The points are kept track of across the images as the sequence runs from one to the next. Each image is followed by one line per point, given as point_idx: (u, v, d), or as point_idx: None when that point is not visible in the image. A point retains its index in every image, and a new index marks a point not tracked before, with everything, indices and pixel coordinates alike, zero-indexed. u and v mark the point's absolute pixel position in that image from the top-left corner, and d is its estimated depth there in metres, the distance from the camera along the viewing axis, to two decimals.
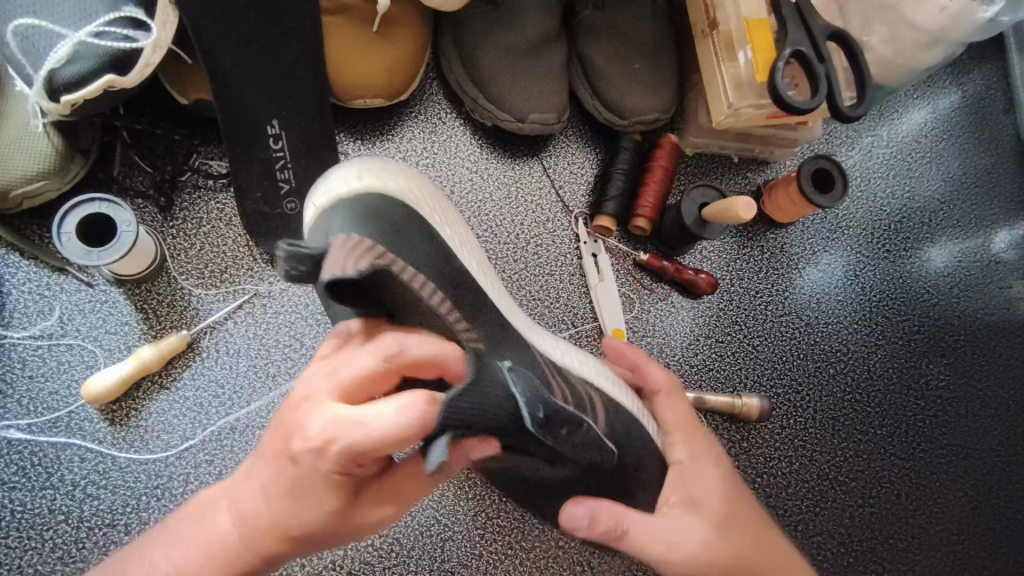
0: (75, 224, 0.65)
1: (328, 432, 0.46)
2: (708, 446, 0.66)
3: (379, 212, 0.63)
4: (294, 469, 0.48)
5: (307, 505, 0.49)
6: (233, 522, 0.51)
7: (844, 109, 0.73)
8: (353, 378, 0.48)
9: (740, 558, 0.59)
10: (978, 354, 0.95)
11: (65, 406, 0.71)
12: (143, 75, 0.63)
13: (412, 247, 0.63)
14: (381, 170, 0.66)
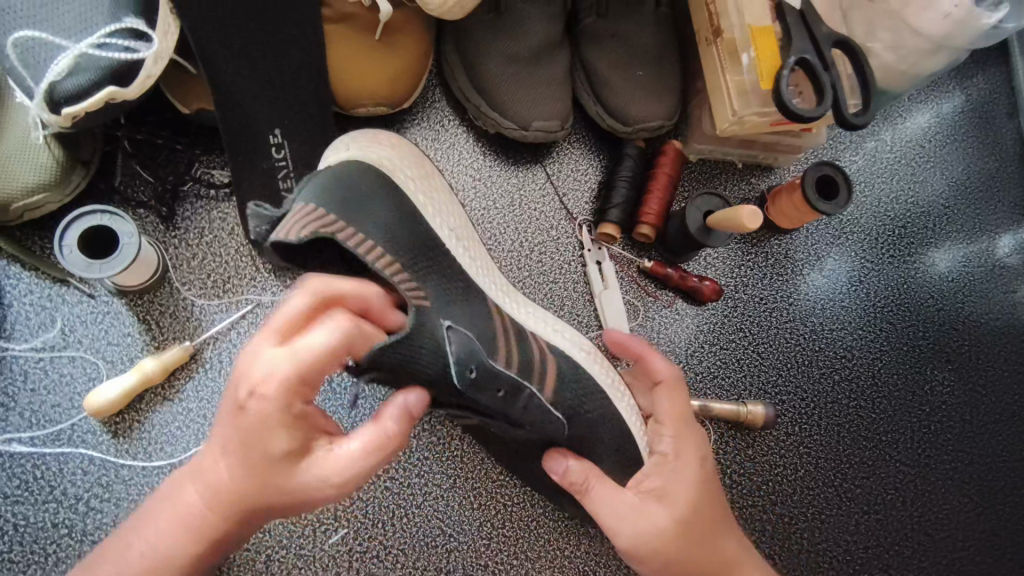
0: (77, 237, 0.64)
1: (275, 371, 0.47)
2: (698, 444, 0.69)
3: (342, 178, 0.60)
4: (241, 418, 0.49)
5: (258, 456, 0.49)
6: (200, 490, 0.53)
7: (848, 116, 0.72)
8: (286, 319, 0.49)
9: (694, 552, 0.63)
10: (982, 360, 0.95)
11: (67, 418, 0.70)
12: (144, 86, 0.62)
13: (373, 214, 0.59)
14: (368, 144, 0.66)
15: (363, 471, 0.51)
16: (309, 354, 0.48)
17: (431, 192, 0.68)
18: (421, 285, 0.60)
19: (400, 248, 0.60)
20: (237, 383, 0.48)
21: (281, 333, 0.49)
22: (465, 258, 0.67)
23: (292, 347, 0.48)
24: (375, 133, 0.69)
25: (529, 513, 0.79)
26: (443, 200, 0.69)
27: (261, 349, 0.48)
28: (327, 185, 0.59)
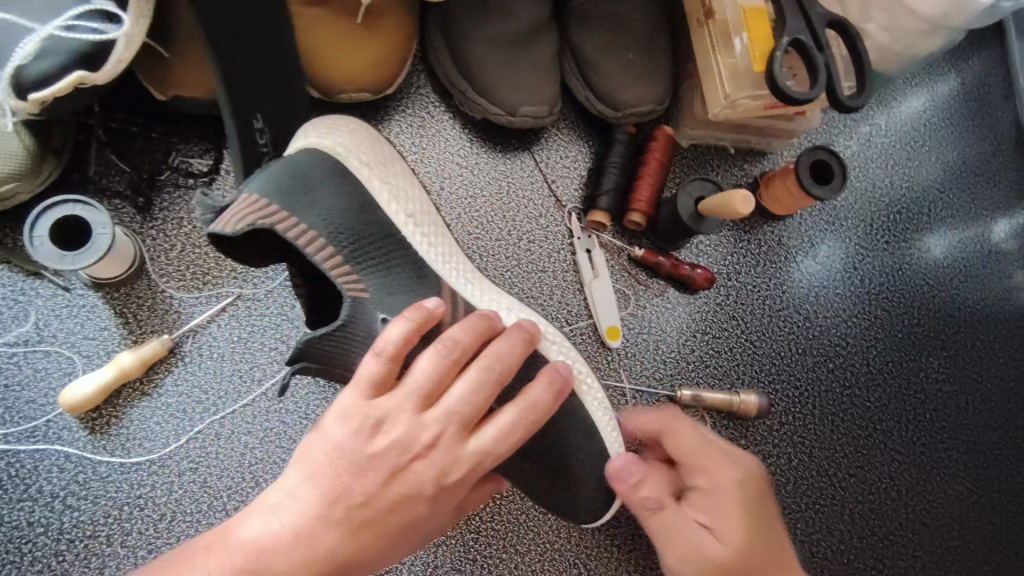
0: (48, 227, 0.62)
1: (524, 415, 0.56)
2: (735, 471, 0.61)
3: (294, 165, 0.60)
4: (424, 481, 0.53)
5: (416, 517, 0.53)
6: (293, 527, 0.50)
7: (842, 99, 0.71)
8: (441, 370, 0.54)
9: None
10: (978, 346, 0.94)
11: (42, 415, 0.68)
12: (116, 71, 0.60)
13: (318, 202, 0.59)
14: (326, 130, 0.66)
15: (519, 434, 0.55)
16: (549, 399, 0.57)
17: (388, 176, 0.66)
18: (360, 277, 0.59)
19: (341, 235, 0.59)
20: (453, 448, 0.54)
21: (495, 378, 0.56)
22: (422, 247, 0.65)
23: (537, 396, 0.57)
24: (337, 119, 0.68)
25: (518, 505, 0.78)
26: (401, 183, 0.67)
27: (401, 409, 0.53)
28: (276, 174, 0.59)
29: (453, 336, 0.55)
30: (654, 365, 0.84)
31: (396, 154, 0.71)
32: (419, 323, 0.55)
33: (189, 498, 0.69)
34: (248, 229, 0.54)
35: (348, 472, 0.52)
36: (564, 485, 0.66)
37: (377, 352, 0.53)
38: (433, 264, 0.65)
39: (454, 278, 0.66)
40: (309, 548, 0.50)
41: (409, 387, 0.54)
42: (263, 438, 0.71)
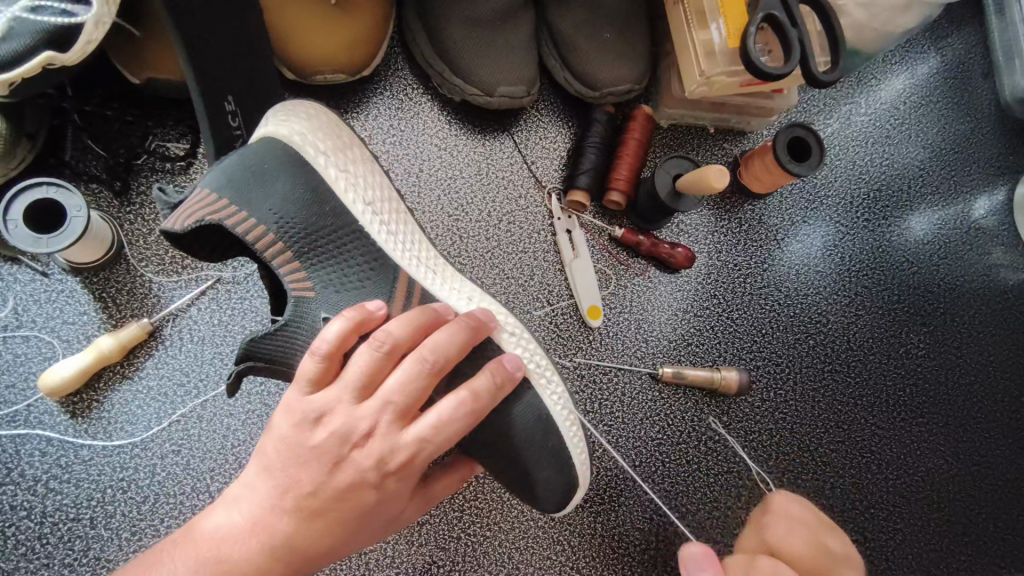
0: (23, 210, 0.62)
1: (462, 403, 0.55)
2: None
3: (249, 155, 0.61)
4: (365, 468, 0.53)
5: (366, 503, 0.54)
6: (251, 519, 0.53)
7: (818, 74, 0.70)
8: (376, 363, 0.55)
9: None
10: (958, 322, 0.95)
11: (23, 400, 0.69)
12: (82, 51, 0.60)
13: (270, 194, 0.60)
14: (286, 117, 0.65)
15: (457, 424, 0.55)
16: (491, 388, 0.58)
17: (346, 163, 0.65)
18: (308, 275, 0.61)
19: (291, 231, 0.60)
20: (391, 436, 0.54)
21: (431, 367, 0.56)
22: (381, 238, 0.65)
23: (475, 385, 0.57)
24: (297, 104, 0.67)
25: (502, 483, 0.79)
26: (360, 171, 0.66)
27: (339, 401, 0.54)
28: (226, 167, 0.60)
29: (387, 331, 0.55)
30: (635, 344, 0.85)
31: (359, 140, 0.69)
32: (357, 322, 0.56)
33: (173, 480, 0.69)
34: (197, 225, 0.56)
35: (294, 462, 0.53)
36: (544, 460, 0.66)
37: (314, 350, 0.55)
38: (391, 253, 0.65)
39: (416, 268, 0.66)
40: (265, 538, 0.52)
41: (345, 380, 0.54)
42: (245, 420, 0.71)
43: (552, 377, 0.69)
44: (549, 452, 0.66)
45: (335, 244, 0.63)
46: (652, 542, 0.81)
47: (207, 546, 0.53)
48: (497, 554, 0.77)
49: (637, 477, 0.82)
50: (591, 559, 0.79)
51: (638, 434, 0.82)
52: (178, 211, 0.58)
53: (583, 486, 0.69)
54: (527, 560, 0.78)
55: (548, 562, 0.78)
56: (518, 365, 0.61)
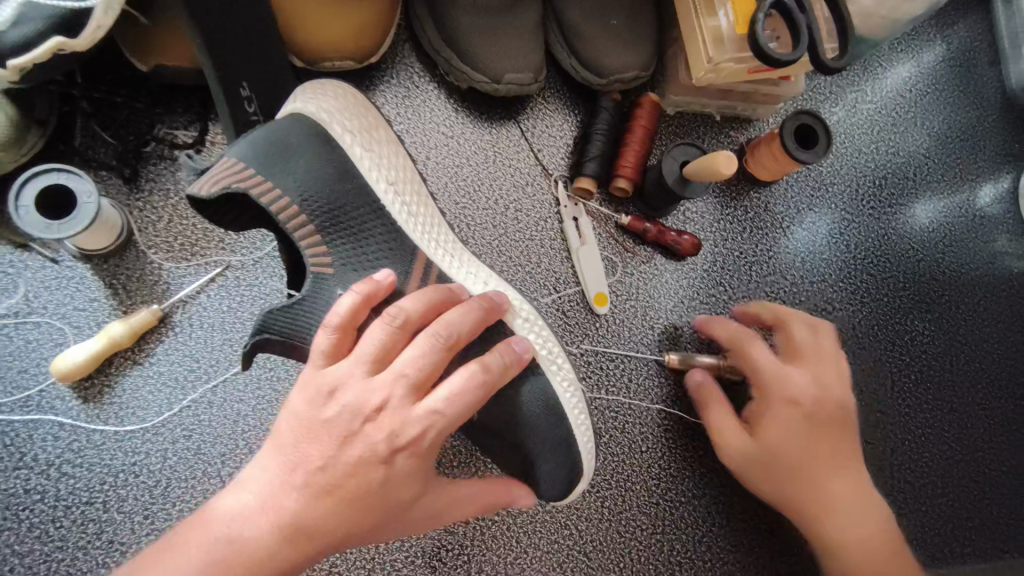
0: (34, 196, 0.62)
1: (474, 375, 0.56)
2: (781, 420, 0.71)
3: (272, 127, 0.62)
4: (375, 443, 0.53)
5: (375, 482, 0.53)
6: (264, 505, 0.52)
7: (827, 61, 0.70)
8: (390, 337, 0.55)
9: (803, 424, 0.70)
10: (962, 309, 0.95)
11: (35, 385, 0.69)
12: (94, 37, 0.59)
13: (294, 167, 0.61)
14: (315, 93, 0.66)
15: (468, 397, 0.55)
16: (501, 366, 0.58)
17: (371, 142, 0.66)
18: (327, 248, 0.62)
19: (317, 204, 0.61)
20: (404, 410, 0.54)
21: (444, 343, 0.56)
22: (401, 218, 0.65)
23: (486, 359, 0.58)
24: (327, 82, 0.69)
25: None
26: (384, 151, 0.67)
27: (352, 375, 0.54)
28: (252, 135, 0.61)
29: (400, 306, 0.56)
30: (641, 330, 0.85)
31: (383, 121, 0.70)
32: (366, 294, 0.57)
33: (184, 465, 0.70)
34: (222, 191, 0.58)
35: (307, 438, 0.54)
36: (553, 444, 0.66)
37: (327, 323, 0.56)
38: (410, 234, 0.65)
39: (434, 251, 0.67)
40: (278, 516, 0.51)
41: (358, 353, 0.55)
42: (256, 406, 0.72)
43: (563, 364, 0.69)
44: (556, 437, 0.66)
45: (345, 229, 0.63)
46: (659, 527, 0.81)
47: (217, 529, 0.51)
48: (506, 538, 0.78)
49: (643, 462, 0.82)
50: (598, 544, 0.80)
51: (645, 420, 0.83)
52: (208, 176, 0.59)
53: (587, 476, 0.69)
54: (535, 544, 0.78)
55: (555, 546, 0.79)
56: (527, 347, 0.62)
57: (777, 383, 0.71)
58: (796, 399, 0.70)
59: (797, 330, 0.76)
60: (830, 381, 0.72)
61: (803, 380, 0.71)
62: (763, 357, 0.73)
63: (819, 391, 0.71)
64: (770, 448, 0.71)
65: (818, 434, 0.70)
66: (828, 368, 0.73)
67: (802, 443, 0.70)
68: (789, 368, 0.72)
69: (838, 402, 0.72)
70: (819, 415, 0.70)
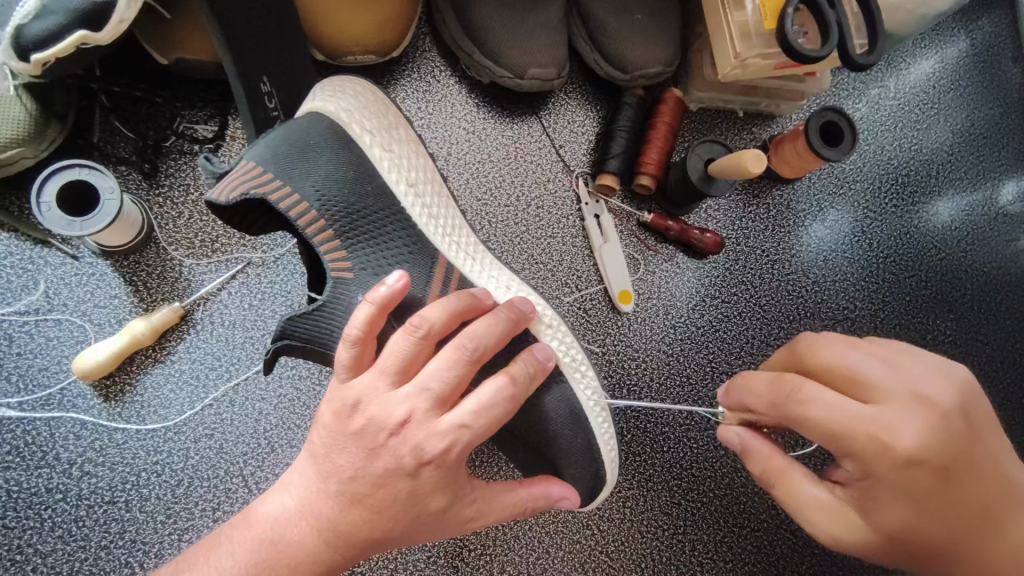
0: (55, 193, 0.61)
1: (501, 389, 0.55)
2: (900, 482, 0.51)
3: (294, 131, 0.61)
4: (402, 457, 0.53)
5: (404, 493, 0.53)
6: (304, 513, 0.55)
7: (855, 56, 0.69)
8: (414, 348, 0.54)
9: (928, 481, 0.51)
10: (983, 308, 0.94)
11: (56, 383, 0.69)
12: (117, 30, 0.58)
13: (314, 172, 0.60)
14: (333, 93, 0.65)
15: (494, 412, 0.54)
16: (527, 376, 0.57)
17: (391, 143, 0.65)
18: (349, 254, 0.61)
19: (335, 208, 0.60)
20: (428, 423, 0.53)
21: (471, 355, 0.55)
22: (422, 221, 0.64)
23: (513, 370, 0.56)
24: (345, 79, 0.67)
25: None
26: (405, 151, 0.66)
27: (377, 389, 0.54)
28: (272, 141, 0.60)
29: (424, 316, 0.55)
30: (662, 329, 0.84)
31: (403, 119, 0.69)
32: (382, 304, 0.54)
33: (206, 464, 0.70)
34: (241, 198, 0.56)
35: (338, 449, 0.55)
36: (579, 446, 0.66)
37: (347, 336, 0.54)
38: (431, 237, 0.64)
39: (455, 255, 0.66)
40: (316, 522, 0.54)
41: (380, 366, 0.54)
42: (278, 405, 0.71)
43: (586, 371, 0.68)
44: (580, 440, 0.66)
45: (369, 227, 0.62)
46: (680, 527, 0.81)
47: (264, 531, 0.55)
48: (527, 538, 0.78)
49: (664, 462, 0.82)
50: (619, 543, 0.79)
51: (666, 419, 0.82)
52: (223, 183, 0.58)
53: (609, 486, 0.69)
54: (556, 543, 0.78)
55: (576, 546, 0.79)
56: (552, 355, 0.60)
57: (877, 447, 0.50)
58: (907, 459, 0.50)
59: (856, 359, 0.53)
60: (933, 410, 0.51)
61: (906, 430, 0.50)
62: (848, 418, 0.51)
63: (926, 434, 0.50)
64: (901, 527, 0.51)
65: (949, 480, 0.51)
66: (925, 395, 0.51)
67: (931, 507, 0.51)
68: (880, 419, 0.50)
69: (954, 431, 0.51)
70: (944, 461, 0.51)
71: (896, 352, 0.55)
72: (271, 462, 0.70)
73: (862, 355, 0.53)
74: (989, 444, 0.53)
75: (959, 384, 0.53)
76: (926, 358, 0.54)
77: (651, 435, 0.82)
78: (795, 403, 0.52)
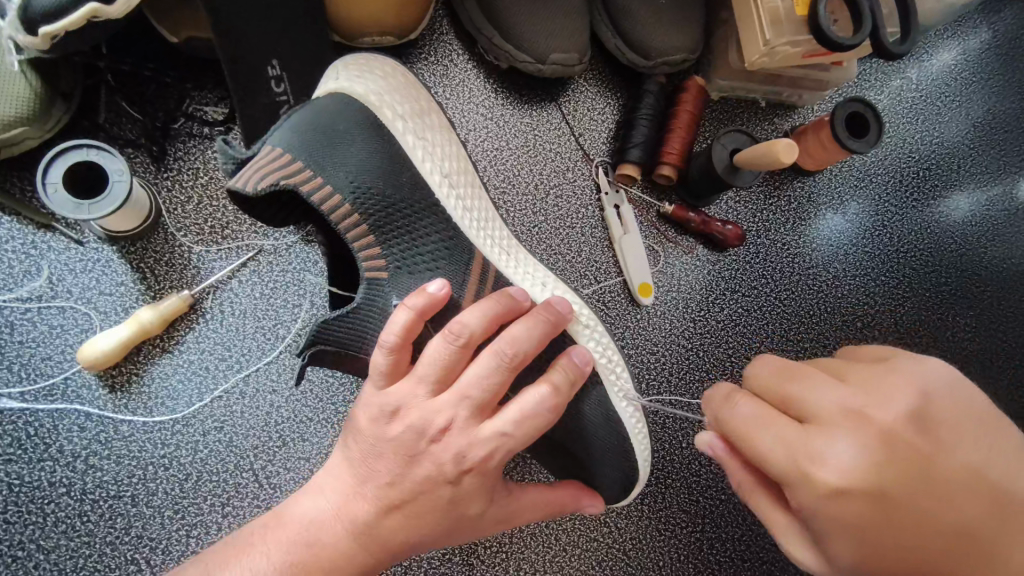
0: (61, 174, 0.59)
1: (544, 398, 0.53)
2: (834, 516, 0.44)
3: (318, 114, 0.59)
4: (443, 462, 0.52)
5: (441, 501, 0.53)
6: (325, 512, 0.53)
7: (889, 45, 0.67)
8: (450, 356, 0.53)
9: (872, 513, 0.44)
10: (1004, 306, 0.92)
11: (60, 372, 0.66)
12: (129, 5, 0.55)
13: (346, 160, 0.58)
14: (359, 73, 0.62)
15: (535, 422, 0.53)
16: (568, 382, 0.56)
17: (424, 130, 0.62)
18: (382, 251, 0.59)
19: (373, 198, 0.59)
20: (468, 431, 0.52)
21: (510, 361, 0.53)
22: (457, 214, 0.62)
23: (553, 379, 0.55)
24: (367, 58, 0.64)
25: None
26: (437, 139, 0.63)
27: (415, 395, 0.53)
28: (297, 125, 0.58)
29: (463, 322, 0.53)
30: (682, 323, 0.83)
31: (433, 102, 0.66)
32: (422, 309, 0.54)
33: (215, 458, 0.67)
34: (272, 187, 0.54)
35: (374, 453, 0.54)
36: (604, 443, 0.64)
37: (384, 342, 0.53)
38: (466, 232, 0.62)
39: (486, 246, 0.63)
40: (347, 523, 0.54)
41: (418, 375, 0.53)
42: (290, 397, 0.69)
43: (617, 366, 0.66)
44: (607, 436, 0.64)
45: (401, 220, 0.60)
46: (699, 525, 0.79)
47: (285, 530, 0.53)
48: (544, 536, 0.76)
49: (684, 459, 0.80)
50: (637, 541, 0.78)
51: (686, 416, 0.80)
52: (246, 167, 0.55)
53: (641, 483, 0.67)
54: (573, 541, 0.76)
55: (593, 544, 0.77)
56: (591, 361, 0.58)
57: (802, 478, 0.45)
58: (836, 490, 0.44)
59: (795, 377, 0.48)
60: (866, 432, 0.45)
61: (835, 457, 0.44)
62: (776, 445, 0.46)
63: (861, 461, 0.44)
64: (858, 562, 0.45)
65: (906, 510, 0.44)
66: (861, 417, 0.45)
67: (886, 543, 0.44)
68: (806, 445, 0.45)
69: (905, 452, 0.45)
70: (895, 492, 0.44)
71: (848, 368, 0.50)
72: (283, 456, 0.68)
73: (795, 376, 0.48)
74: (965, 460, 0.46)
75: (915, 397, 0.46)
76: (880, 369, 0.48)
77: (670, 430, 0.80)
78: (734, 424, 0.49)
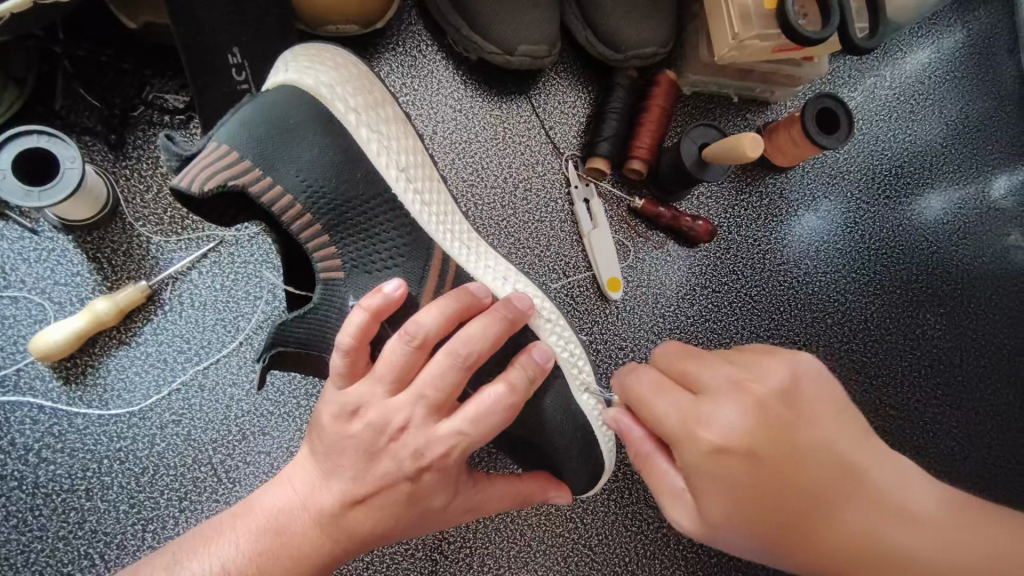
0: (11, 161, 0.58)
1: (499, 398, 0.53)
2: (711, 472, 0.49)
3: (272, 108, 0.57)
4: (403, 458, 0.52)
5: (402, 492, 0.53)
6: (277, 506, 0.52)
7: (857, 41, 0.67)
8: (407, 359, 0.52)
9: (744, 471, 0.49)
10: (973, 304, 0.93)
11: (12, 363, 0.65)
12: None
13: (297, 156, 0.57)
14: (310, 64, 0.60)
15: (490, 424, 0.53)
16: (527, 381, 0.55)
17: (378, 124, 0.61)
18: (336, 252, 0.59)
19: (320, 199, 0.58)
20: (425, 429, 0.52)
21: (464, 361, 0.53)
22: (415, 208, 0.61)
23: (511, 378, 0.54)
24: (321, 49, 0.62)
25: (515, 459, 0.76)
26: (393, 131, 0.62)
27: (373, 394, 0.52)
28: (249, 123, 0.56)
29: (418, 321, 0.52)
30: (652, 318, 0.82)
31: (388, 95, 0.65)
32: (377, 310, 0.53)
33: (173, 451, 0.66)
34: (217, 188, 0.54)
35: (329, 446, 0.53)
36: (566, 439, 0.63)
37: (339, 344, 0.52)
38: (425, 227, 0.61)
39: (455, 249, 0.63)
40: (311, 512, 0.53)
41: (375, 374, 0.52)
42: (250, 390, 0.68)
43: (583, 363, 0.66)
44: (570, 431, 0.63)
45: (361, 216, 0.59)
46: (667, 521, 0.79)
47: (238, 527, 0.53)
48: (509, 531, 0.75)
49: None
50: (604, 537, 0.77)
51: None
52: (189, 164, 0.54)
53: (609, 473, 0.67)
54: (539, 537, 0.76)
55: (559, 540, 0.76)
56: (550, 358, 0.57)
57: (688, 438, 0.50)
58: (715, 448, 0.49)
59: (693, 355, 0.54)
60: (747, 400, 0.50)
61: (715, 421, 0.49)
62: (669, 408, 0.51)
63: (740, 423, 0.49)
64: (730, 518, 0.49)
65: (775, 471, 0.49)
66: (748, 389, 0.50)
67: (754, 501, 0.49)
68: (696, 409, 0.50)
69: (779, 421, 0.49)
70: (768, 455, 0.49)
71: (741, 352, 0.55)
72: (242, 450, 0.67)
73: (695, 355, 0.54)
74: (831, 432, 0.50)
75: (793, 375, 0.51)
76: (767, 352, 0.53)
77: None
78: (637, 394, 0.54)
